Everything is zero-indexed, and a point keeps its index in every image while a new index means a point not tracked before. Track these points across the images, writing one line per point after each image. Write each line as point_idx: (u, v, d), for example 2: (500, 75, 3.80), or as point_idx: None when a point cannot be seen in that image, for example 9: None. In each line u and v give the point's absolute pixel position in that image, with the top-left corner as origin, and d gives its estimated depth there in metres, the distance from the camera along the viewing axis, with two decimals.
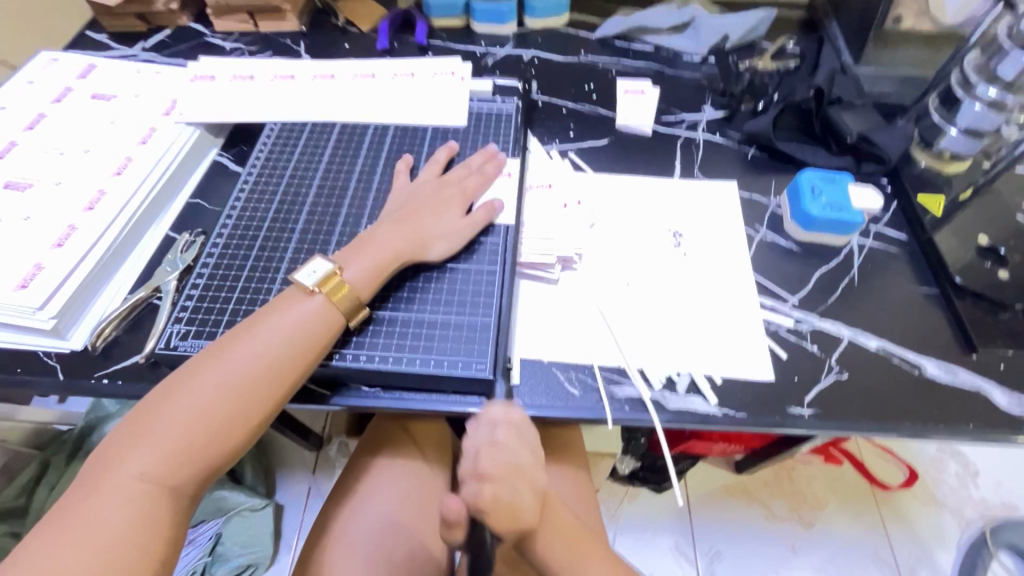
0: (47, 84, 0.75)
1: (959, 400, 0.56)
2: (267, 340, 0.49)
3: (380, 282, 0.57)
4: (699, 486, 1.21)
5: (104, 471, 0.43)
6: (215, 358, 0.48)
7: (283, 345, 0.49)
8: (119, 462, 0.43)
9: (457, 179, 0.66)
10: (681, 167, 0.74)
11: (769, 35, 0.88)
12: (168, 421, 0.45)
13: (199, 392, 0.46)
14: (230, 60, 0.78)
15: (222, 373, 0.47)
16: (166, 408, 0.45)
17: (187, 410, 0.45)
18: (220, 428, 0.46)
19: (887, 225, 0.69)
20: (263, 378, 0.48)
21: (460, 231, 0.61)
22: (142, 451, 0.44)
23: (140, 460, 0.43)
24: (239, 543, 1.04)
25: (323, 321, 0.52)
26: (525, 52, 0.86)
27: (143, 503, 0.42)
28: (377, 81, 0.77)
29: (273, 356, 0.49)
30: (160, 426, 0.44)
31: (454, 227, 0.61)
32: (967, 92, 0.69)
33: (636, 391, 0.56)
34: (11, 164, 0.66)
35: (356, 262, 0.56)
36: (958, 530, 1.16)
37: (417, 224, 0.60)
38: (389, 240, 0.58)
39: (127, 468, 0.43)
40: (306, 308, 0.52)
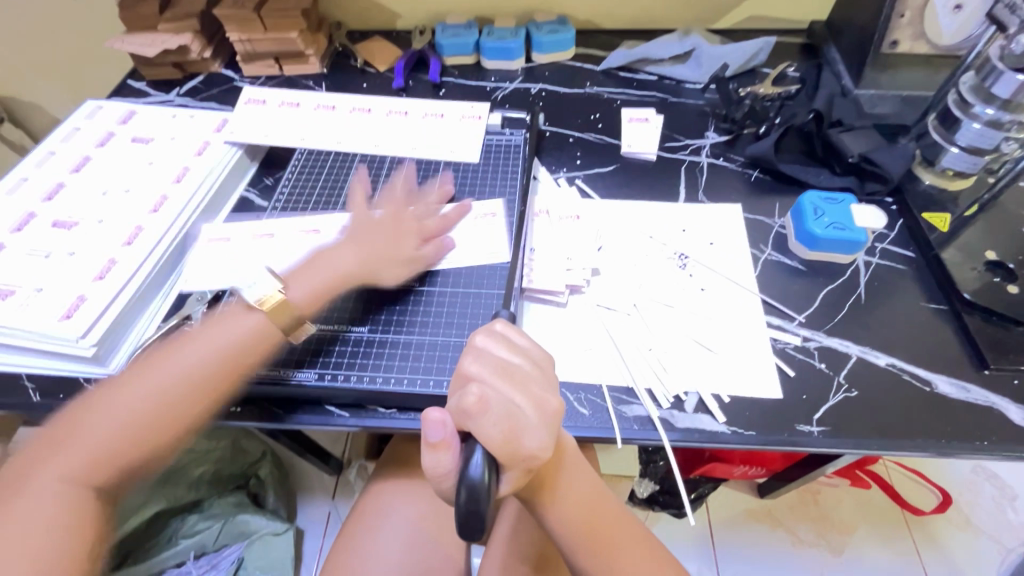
0: (91, 130, 0.81)
1: (972, 418, 0.55)
2: (193, 356, 0.55)
3: (322, 299, 0.61)
4: (721, 511, 1.19)
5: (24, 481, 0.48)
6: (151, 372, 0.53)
7: (206, 359, 0.54)
8: (42, 469, 0.48)
9: (416, 216, 0.69)
10: (686, 191, 0.76)
11: (770, 61, 0.90)
12: (91, 430, 0.50)
13: (126, 402, 0.52)
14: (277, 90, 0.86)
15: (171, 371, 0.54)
16: (92, 418, 0.51)
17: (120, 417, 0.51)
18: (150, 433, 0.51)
19: (893, 243, 0.70)
20: (189, 392, 0.53)
21: (408, 263, 0.65)
22: (60, 457, 0.49)
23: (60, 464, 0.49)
24: (261, 567, 1.05)
25: (260, 337, 0.57)
26: (533, 85, 0.90)
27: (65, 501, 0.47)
28: (409, 119, 0.82)
29: (141, 444, 0.51)
30: (85, 433, 0.50)
31: (404, 258, 0.65)
32: (965, 112, 0.69)
33: (645, 410, 0.57)
34: (59, 204, 0.72)
35: (299, 282, 0.61)
36: (997, 556, 1.11)
37: (369, 253, 0.64)
38: (341, 262, 0.63)
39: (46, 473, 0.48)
40: (243, 324, 0.57)
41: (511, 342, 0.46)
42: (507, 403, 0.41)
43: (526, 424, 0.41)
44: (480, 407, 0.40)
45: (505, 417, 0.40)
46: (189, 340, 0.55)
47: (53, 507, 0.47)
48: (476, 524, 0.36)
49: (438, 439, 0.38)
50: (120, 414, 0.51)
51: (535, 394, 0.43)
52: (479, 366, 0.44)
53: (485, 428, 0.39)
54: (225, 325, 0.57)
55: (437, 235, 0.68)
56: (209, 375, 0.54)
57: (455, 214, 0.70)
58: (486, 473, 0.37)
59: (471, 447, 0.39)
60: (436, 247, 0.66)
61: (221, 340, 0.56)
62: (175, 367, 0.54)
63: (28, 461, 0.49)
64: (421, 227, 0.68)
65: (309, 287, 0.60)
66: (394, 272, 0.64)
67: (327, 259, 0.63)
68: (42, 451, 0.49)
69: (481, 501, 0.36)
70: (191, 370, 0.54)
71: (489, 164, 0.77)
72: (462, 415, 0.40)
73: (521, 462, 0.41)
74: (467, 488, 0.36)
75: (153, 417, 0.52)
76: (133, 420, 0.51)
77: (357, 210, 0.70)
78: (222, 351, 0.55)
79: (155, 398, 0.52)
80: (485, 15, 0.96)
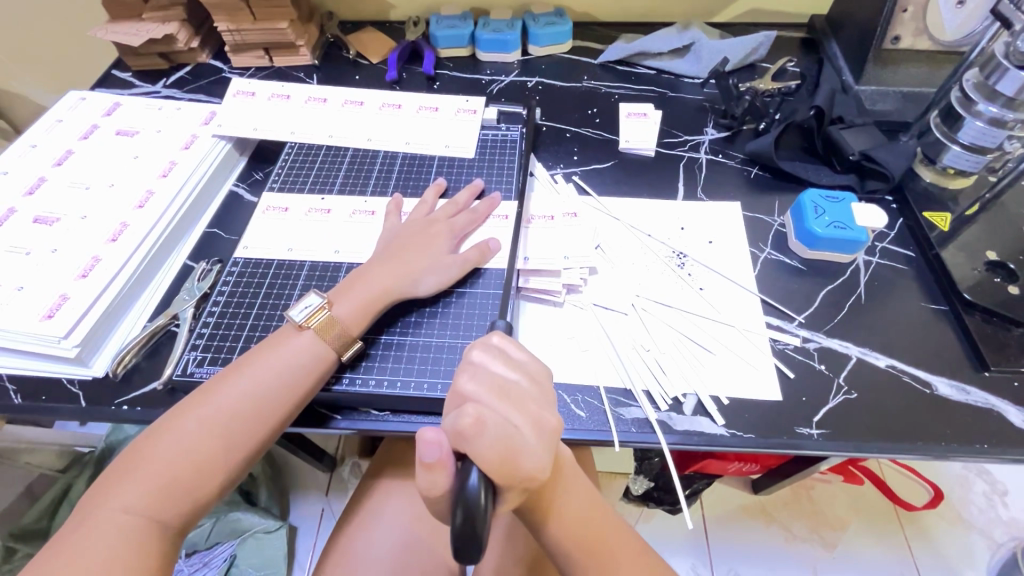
0: (75, 122, 0.79)
1: (973, 420, 0.55)
2: (260, 378, 0.52)
3: (369, 319, 0.58)
4: (716, 507, 1.18)
5: (94, 509, 0.45)
6: (210, 394, 0.51)
7: (274, 381, 0.52)
8: (109, 497, 0.45)
9: (445, 216, 0.66)
10: (685, 188, 0.75)
11: (770, 56, 0.89)
12: (163, 459, 0.47)
13: (187, 429, 0.48)
14: (265, 82, 0.83)
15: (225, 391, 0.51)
16: (158, 446, 0.48)
17: (185, 444, 0.48)
18: (209, 461, 0.48)
19: (892, 242, 0.69)
20: (252, 416, 0.50)
21: (449, 266, 0.61)
22: (132, 485, 0.46)
23: (128, 495, 0.45)
24: (254, 564, 1.04)
25: (312, 357, 0.54)
26: (529, 79, 0.89)
27: (127, 535, 0.44)
28: (403, 113, 0.80)
29: (207, 474, 0.48)
30: (153, 463, 0.47)
31: (443, 261, 0.61)
32: (967, 109, 0.69)
33: (643, 413, 0.56)
34: (40, 199, 0.70)
35: (345, 300, 0.57)
36: (987, 551, 1.12)
37: (407, 261, 0.60)
38: (378, 278, 0.59)
39: (114, 502, 0.45)
40: (295, 345, 0.54)
41: (508, 360, 0.45)
42: (504, 423, 0.40)
43: (523, 444, 0.40)
44: (477, 428, 0.39)
45: (502, 436, 0.39)
46: (260, 365, 0.53)
47: (119, 543, 0.43)
48: (474, 547, 0.34)
49: (434, 460, 0.36)
50: (195, 441, 0.48)
51: (532, 412, 0.42)
52: (475, 386, 0.43)
53: (481, 449, 0.38)
54: (284, 349, 0.54)
55: (465, 235, 0.65)
56: (278, 401, 0.51)
57: (485, 208, 0.67)
58: (483, 491, 0.35)
59: (467, 466, 0.37)
60: (481, 250, 0.62)
61: (281, 364, 0.53)
62: (246, 392, 0.51)
63: (101, 490, 0.46)
64: (453, 227, 0.65)
65: (356, 303, 0.57)
66: (434, 276, 0.61)
67: (366, 275, 0.59)
68: (111, 482, 0.46)
69: (479, 522, 0.34)
70: (264, 396, 0.51)
71: (485, 160, 0.75)
72: (458, 437, 0.38)
73: (520, 480, 0.39)
74: (463, 508, 0.34)
75: (215, 444, 0.49)
76: (203, 448, 0.48)
77: (389, 222, 0.67)
78: (283, 375, 0.52)
79: (227, 424, 0.49)
80: (480, 6, 0.94)
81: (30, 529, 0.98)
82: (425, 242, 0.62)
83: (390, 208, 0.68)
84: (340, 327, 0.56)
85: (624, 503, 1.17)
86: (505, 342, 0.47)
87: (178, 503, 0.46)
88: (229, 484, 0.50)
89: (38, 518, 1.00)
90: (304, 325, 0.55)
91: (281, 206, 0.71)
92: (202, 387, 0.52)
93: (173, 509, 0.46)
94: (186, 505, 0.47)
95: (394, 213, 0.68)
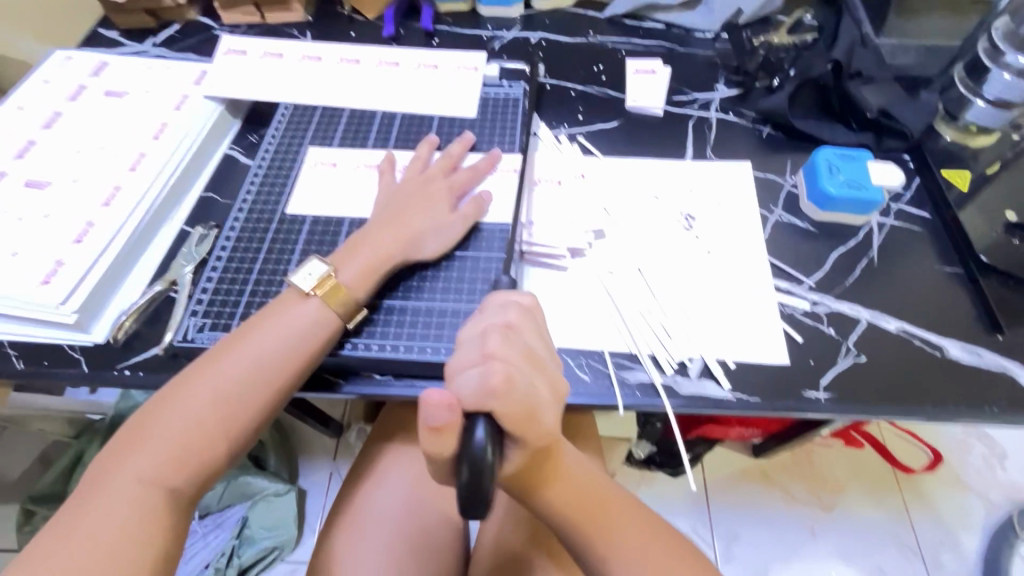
0: (61, 83, 0.76)
1: (984, 384, 0.54)
2: (264, 346, 0.51)
3: (375, 283, 0.57)
4: (716, 470, 1.20)
5: (107, 477, 0.45)
6: (214, 363, 0.50)
7: (279, 349, 0.51)
8: (120, 467, 0.45)
9: (443, 174, 0.64)
10: (693, 148, 0.72)
11: (785, 9, 0.84)
12: (172, 428, 0.47)
13: (195, 398, 0.48)
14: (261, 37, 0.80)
15: (230, 360, 0.50)
16: (166, 415, 0.47)
17: (192, 413, 0.48)
18: (216, 430, 0.48)
19: (908, 203, 0.66)
20: (259, 384, 0.50)
21: (451, 227, 0.61)
22: (144, 453, 0.46)
23: (138, 464, 0.45)
24: (265, 526, 1.08)
25: (318, 324, 0.53)
26: (532, 34, 0.85)
27: (140, 504, 0.44)
28: (401, 70, 0.77)
29: (219, 441, 0.48)
30: (162, 432, 0.47)
31: (444, 223, 0.61)
32: (995, 61, 0.67)
33: (648, 376, 0.56)
34: (31, 163, 0.68)
35: (349, 263, 0.56)
36: (984, 513, 1.13)
37: (407, 223, 0.59)
38: (379, 241, 0.58)
39: (126, 471, 0.45)
40: (300, 312, 0.53)
41: (536, 330, 0.45)
42: (529, 387, 0.40)
43: (540, 407, 0.40)
44: (507, 387, 0.38)
45: (526, 399, 0.39)
46: (263, 333, 0.52)
47: (133, 510, 0.43)
48: (481, 504, 0.34)
49: (441, 423, 0.34)
50: (204, 410, 0.48)
51: (552, 377, 0.43)
52: (504, 347, 0.41)
53: (510, 406, 0.37)
54: (289, 315, 0.53)
55: (464, 191, 0.64)
56: (285, 369, 0.51)
57: (485, 164, 0.66)
58: (489, 448, 0.35)
59: (474, 421, 0.36)
60: (476, 203, 0.62)
61: (287, 332, 0.52)
62: (251, 361, 0.50)
63: (111, 460, 0.46)
64: (453, 186, 0.63)
65: (361, 267, 0.56)
66: (438, 239, 0.60)
67: (366, 240, 0.58)
68: (121, 451, 0.46)
69: (487, 480, 0.34)
70: (270, 365, 0.51)
71: (488, 120, 0.73)
72: (489, 393, 0.37)
73: (533, 440, 0.40)
74: (469, 465, 0.34)
75: (222, 411, 0.48)
76: (213, 416, 0.48)
77: (383, 181, 0.65)
78: (289, 342, 0.52)
79: (235, 392, 0.49)
80: None
81: (46, 492, 1.01)
82: (426, 202, 0.61)
83: (382, 165, 0.66)
84: (346, 292, 0.55)
85: (625, 466, 1.19)
86: (535, 307, 0.47)
87: (186, 472, 0.46)
88: (241, 453, 0.50)
89: (55, 482, 1.03)
90: (311, 291, 0.54)
91: (287, 165, 0.70)
92: (207, 356, 0.51)
93: (183, 477, 0.46)
94: (196, 472, 0.47)
95: (387, 172, 0.66)
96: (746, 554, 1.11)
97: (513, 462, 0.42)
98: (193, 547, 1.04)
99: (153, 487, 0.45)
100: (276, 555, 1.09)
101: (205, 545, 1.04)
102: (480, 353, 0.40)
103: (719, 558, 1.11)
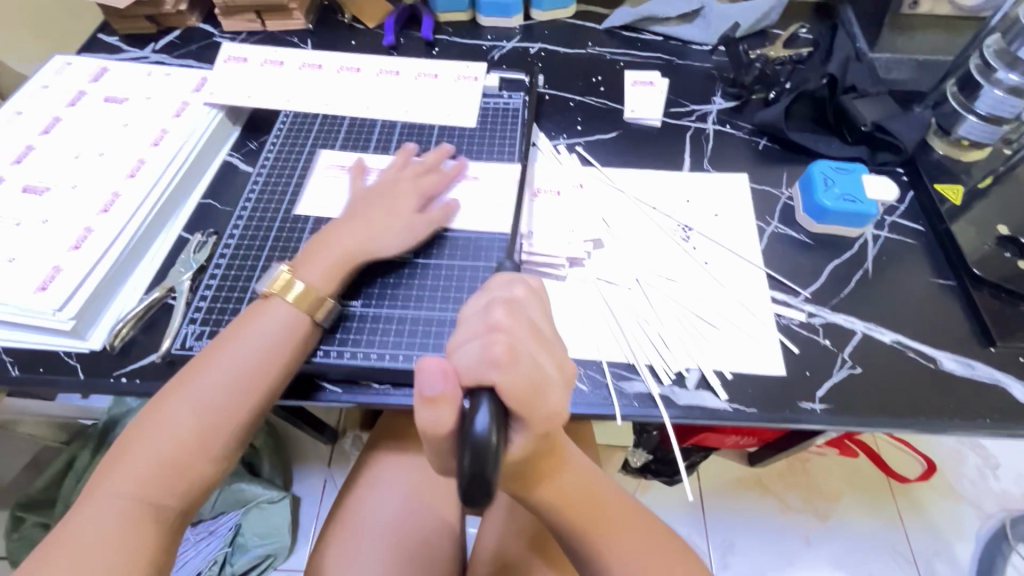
0: (61, 88, 0.76)
1: (978, 396, 0.55)
2: (239, 353, 0.51)
3: (341, 281, 0.57)
4: (712, 478, 1.20)
5: (86, 499, 0.44)
6: (189, 376, 0.50)
7: (254, 356, 0.51)
8: (98, 488, 0.45)
9: (414, 175, 0.65)
10: (691, 159, 0.73)
11: (781, 23, 0.85)
12: (148, 445, 0.47)
13: (172, 413, 0.48)
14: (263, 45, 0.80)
15: (205, 372, 0.50)
16: (143, 433, 0.47)
17: (169, 427, 0.47)
18: (196, 441, 0.48)
19: (902, 216, 0.67)
20: (235, 391, 0.50)
21: (415, 226, 0.61)
22: (122, 472, 0.45)
23: (117, 483, 0.45)
24: (259, 533, 1.07)
25: (291, 328, 0.53)
26: (532, 45, 0.85)
27: (123, 520, 0.43)
28: (401, 80, 0.77)
29: (200, 454, 0.48)
30: (138, 450, 0.46)
31: (408, 223, 0.61)
32: (987, 77, 0.68)
33: (645, 386, 0.56)
34: (29, 168, 0.68)
35: (314, 263, 0.57)
36: (977, 522, 1.14)
37: (372, 224, 0.60)
38: (346, 242, 0.58)
39: (106, 490, 0.44)
40: (274, 318, 0.53)
41: (543, 309, 0.45)
42: (533, 362, 0.39)
43: (547, 385, 0.39)
44: (509, 358, 0.37)
45: (529, 377, 0.38)
46: (238, 341, 0.52)
47: (116, 528, 0.43)
48: (483, 486, 0.33)
49: (437, 394, 0.35)
50: (181, 425, 0.48)
51: (560, 358, 0.42)
52: (509, 320, 0.40)
53: (513, 379, 0.37)
54: (261, 322, 0.53)
55: (434, 194, 0.64)
56: (262, 374, 0.51)
57: (453, 171, 0.66)
58: (493, 428, 0.33)
59: (478, 400, 0.35)
60: (444, 209, 0.63)
61: (256, 340, 0.52)
62: (226, 370, 0.50)
63: (93, 480, 0.45)
64: (421, 187, 0.64)
65: (328, 266, 0.57)
66: (402, 237, 0.60)
67: (333, 240, 0.58)
68: (100, 472, 0.46)
69: (489, 462, 0.33)
70: (245, 371, 0.51)
71: (486, 128, 0.73)
72: (490, 365, 0.37)
73: (537, 422, 0.39)
74: (471, 448, 0.33)
75: (201, 422, 0.48)
76: (190, 429, 0.48)
77: (352, 186, 0.66)
78: (262, 349, 0.52)
79: (212, 401, 0.49)
80: None
81: (38, 499, 1.01)
82: (389, 202, 0.62)
83: (352, 170, 0.67)
84: (314, 291, 0.55)
85: (620, 474, 1.19)
86: (542, 290, 0.47)
87: (168, 486, 0.46)
88: (226, 464, 0.50)
89: (47, 488, 1.02)
90: (273, 292, 0.55)
91: (287, 173, 0.70)
92: (182, 371, 0.51)
93: (165, 491, 0.46)
94: (180, 486, 0.46)
95: (358, 177, 0.67)
96: (742, 563, 1.11)
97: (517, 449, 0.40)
98: (185, 554, 1.02)
99: (135, 504, 0.44)
100: (269, 563, 1.08)
101: (196, 552, 1.02)
102: (486, 324, 0.40)
103: (715, 566, 1.11)
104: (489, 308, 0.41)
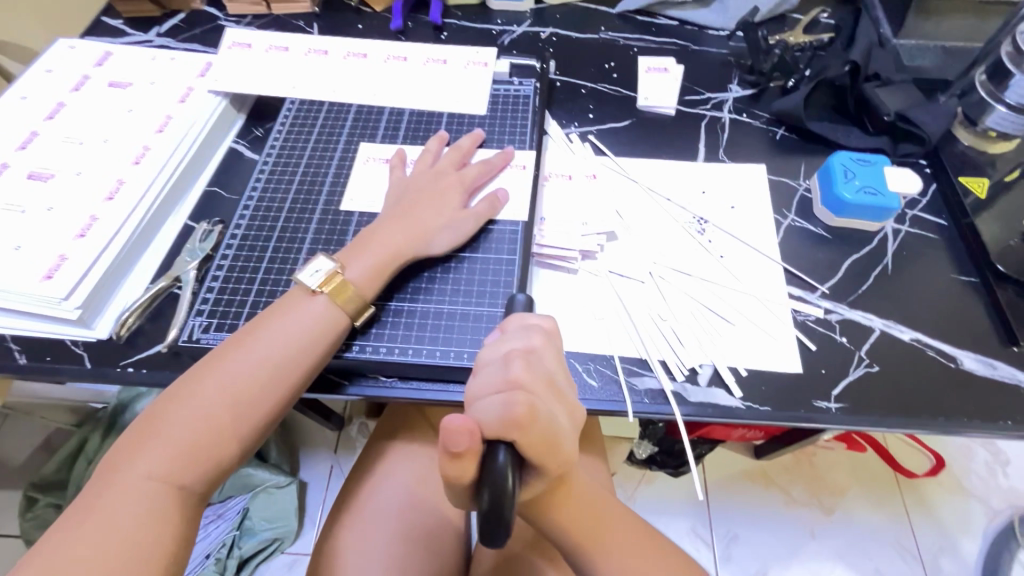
0: (65, 72, 0.75)
1: (998, 396, 0.54)
2: (274, 343, 0.51)
3: (383, 282, 0.56)
4: (717, 471, 1.19)
5: (113, 473, 0.44)
6: (222, 360, 0.49)
7: (288, 347, 0.51)
8: (127, 464, 0.44)
9: (454, 169, 0.63)
10: (705, 150, 0.71)
11: (803, 8, 0.82)
12: (179, 426, 0.46)
13: (204, 395, 0.47)
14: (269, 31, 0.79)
15: (237, 359, 0.50)
16: (174, 412, 0.47)
17: (200, 411, 0.47)
18: (224, 428, 0.47)
19: (924, 210, 0.65)
20: (268, 382, 0.49)
21: (462, 222, 0.60)
22: (153, 451, 0.45)
23: (147, 461, 0.44)
24: (266, 517, 1.08)
25: (327, 323, 0.53)
26: (543, 29, 0.83)
27: (149, 500, 0.43)
28: (409, 65, 0.75)
29: (226, 440, 0.47)
30: (169, 430, 0.46)
31: (455, 218, 0.60)
32: (1018, 66, 0.65)
33: (657, 382, 0.55)
34: (34, 154, 0.67)
35: (358, 260, 0.56)
36: (984, 518, 1.13)
37: (416, 219, 0.58)
38: (388, 237, 0.57)
39: (135, 468, 0.44)
40: (309, 310, 0.53)
41: (557, 354, 0.44)
42: (551, 417, 0.39)
43: (563, 435, 0.40)
44: (530, 417, 0.37)
45: (549, 428, 0.38)
46: (272, 330, 0.51)
47: (141, 510, 0.43)
48: (500, 529, 0.33)
49: (463, 449, 0.33)
50: (214, 408, 0.47)
51: (574, 411, 0.43)
52: (528, 375, 0.40)
53: (531, 436, 0.36)
54: (297, 313, 0.52)
55: (476, 187, 0.63)
56: (294, 367, 0.50)
57: (498, 160, 0.65)
58: (511, 472, 0.34)
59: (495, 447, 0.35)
60: (490, 202, 0.61)
61: (296, 331, 0.51)
62: (260, 358, 0.50)
63: (120, 455, 0.45)
64: (463, 180, 0.62)
65: (371, 263, 0.56)
66: (449, 234, 0.59)
67: (376, 235, 0.57)
68: (130, 446, 0.45)
69: (507, 505, 0.33)
70: (280, 362, 0.50)
71: (497, 116, 0.72)
72: (512, 424, 0.36)
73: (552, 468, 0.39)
74: (491, 490, 0.33)
75: (232, 410, 0.48)
76: (222, 414, 0.47)
77: (392, 176, 0.65)
78: (299, 342, 0.51)
79: (244, 389, 0.48)
80: None
81: (51, 480, 1.02)
82: (435, 197, 0.60)
83: (392, 160, 0.66)
84: (354, 289, 0.54)
85: (626, 465, 1.19)
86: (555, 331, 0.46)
87: (194, 470, 0.46)
88: (249, 452, 0.50)
89: (59, 470, 1.03)
90: (318, 289, 0.54)
91: (293, 160, 0.69)
92: (216, 353, 0.50)
93: (192, 474, 0.45)
94: (205, 471, 0.46)
95: (398, 167, 0.65)
96: (746, 555, 1.11)
97: (531, 487, 0.41)
98: (194, 537, 1.04)
99: (161, 486, 0.44)
100: (277, 547, 1.09)
101: (205, 536, 1.04)
102: (505, 378, 0.39)
103: (719, 557, 1.11)
104: (508, 356, 0.41)
